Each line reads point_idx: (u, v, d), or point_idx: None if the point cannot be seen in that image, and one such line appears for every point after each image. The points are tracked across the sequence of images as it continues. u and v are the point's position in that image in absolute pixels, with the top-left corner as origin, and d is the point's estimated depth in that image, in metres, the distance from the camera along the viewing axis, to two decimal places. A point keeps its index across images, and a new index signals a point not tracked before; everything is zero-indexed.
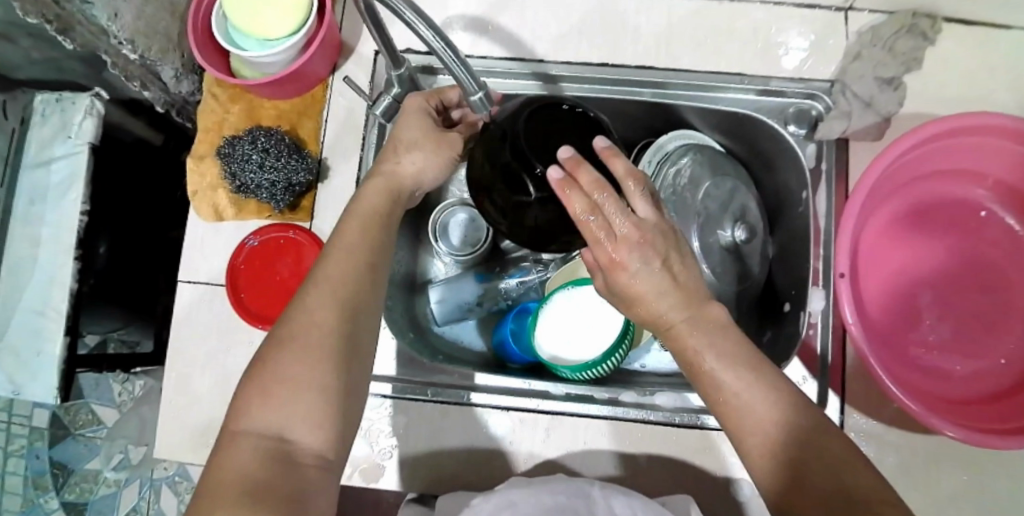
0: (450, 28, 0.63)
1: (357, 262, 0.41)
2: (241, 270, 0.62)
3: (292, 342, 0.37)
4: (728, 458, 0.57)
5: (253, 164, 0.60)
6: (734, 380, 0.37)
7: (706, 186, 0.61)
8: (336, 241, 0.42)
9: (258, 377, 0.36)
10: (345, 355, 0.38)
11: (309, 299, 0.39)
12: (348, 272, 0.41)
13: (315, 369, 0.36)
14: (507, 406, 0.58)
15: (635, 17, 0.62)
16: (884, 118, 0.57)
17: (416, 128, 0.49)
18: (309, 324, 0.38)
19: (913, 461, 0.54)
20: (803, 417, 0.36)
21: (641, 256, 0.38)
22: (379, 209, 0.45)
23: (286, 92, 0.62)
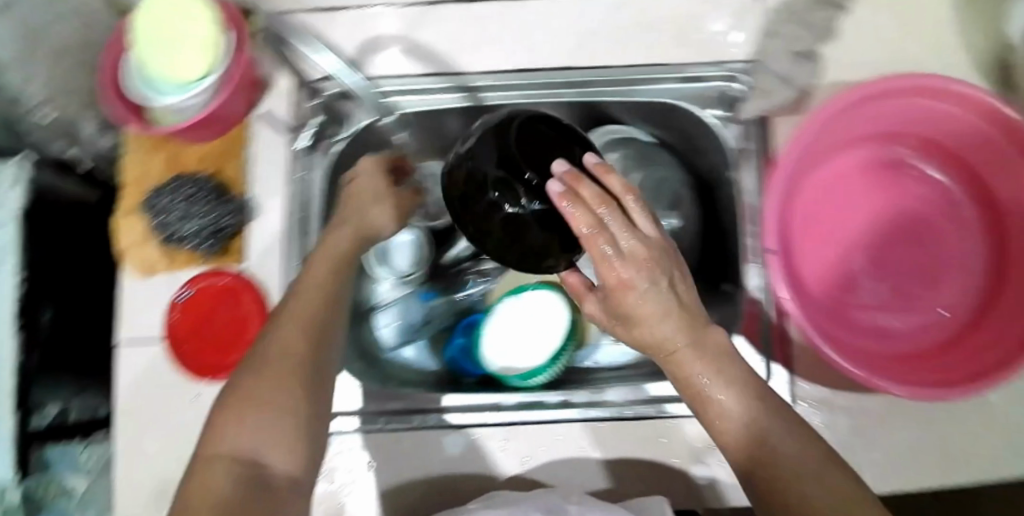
0: (363, 50, 0.61)
1: (323, 297, 0.44)
2: (178, 322, 0.61)
3: (263, 374, 0.39)
4: (700, 449, 0.54)
5: (175, 215, 0.60)
6: (735, 400, 0.36)
7: (634, 178, 0.64)
8: (304, 279, 0.45)
9: (232, 410, 0.38)
10: (311, 384, 0.41)
11: (278, 335, 0.41)
12: (314, 307, 0.43)
13: (286, 401, 0.39)
14: (462, 422, 0.57)
15: (547, 19, 0.61)
16: (800, 91, 0.58)
17: (374, 182, 0.52)
18: (278, 356, 0.40)
19: (868, 427, 0.53)
20: (799, 435, 0.36)
21: (648, 276, 0.33)
22: (348, 249, 0.48)
23: (208, 135, 0.61)
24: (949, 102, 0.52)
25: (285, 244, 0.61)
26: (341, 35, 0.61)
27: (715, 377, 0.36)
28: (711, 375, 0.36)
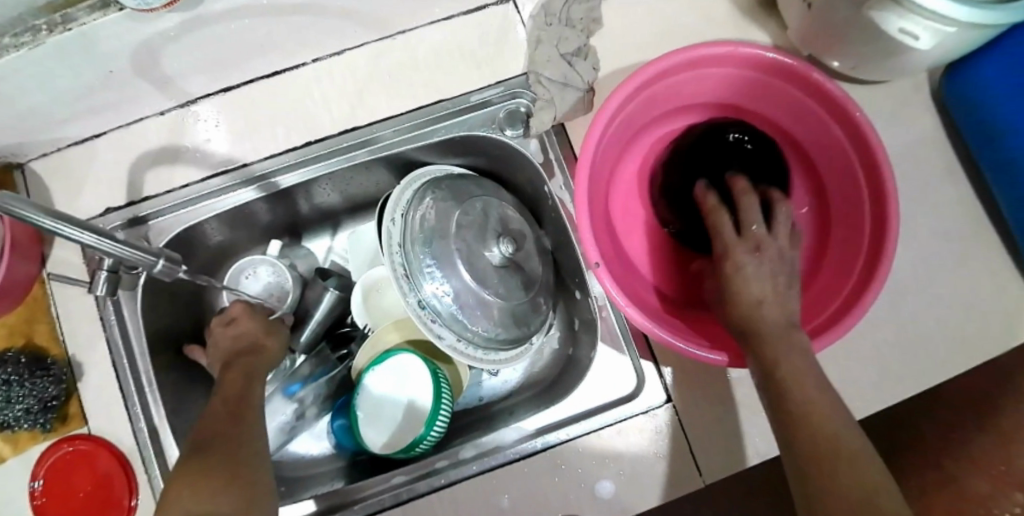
0: (144, 171, 0.59)
1: (247, 406, 0.45)
2: (42, 509, 0.56)
3: (205, 456, 0.37)
4: (589, 465, 0.54)
5: (1, 401, 0.56)
6: (790, 361, 0.40)
7: (456, 216, 0.59)
8: (221, 391, 0.46)
9: (176, 485, 0.34)
10: (249, 464, 0.38)
11: (213, 431, 0.40)
12: (250, 415, 0.44)
13: (228, 473, 0.36)
14: (363, 512, 0.54)
15: (319, 86, 0.60)
16: (586, 88, 0.57)
17: (253, 319, 0.57)
18: (215, 443, 0.39)
19: (738, 397, 0.54)
20: (831, 398, 0.38)
21: (771, 265, 0.46)
22: (255, 360, 0.53)
23: (2, 310, 0.57)
24: (740, 67, 0.56)
25: (122, 394, 0.58)
26: (114, 159, 0.60)
27: (791, 346, 0.41)
28: (777, 338, 0.42)
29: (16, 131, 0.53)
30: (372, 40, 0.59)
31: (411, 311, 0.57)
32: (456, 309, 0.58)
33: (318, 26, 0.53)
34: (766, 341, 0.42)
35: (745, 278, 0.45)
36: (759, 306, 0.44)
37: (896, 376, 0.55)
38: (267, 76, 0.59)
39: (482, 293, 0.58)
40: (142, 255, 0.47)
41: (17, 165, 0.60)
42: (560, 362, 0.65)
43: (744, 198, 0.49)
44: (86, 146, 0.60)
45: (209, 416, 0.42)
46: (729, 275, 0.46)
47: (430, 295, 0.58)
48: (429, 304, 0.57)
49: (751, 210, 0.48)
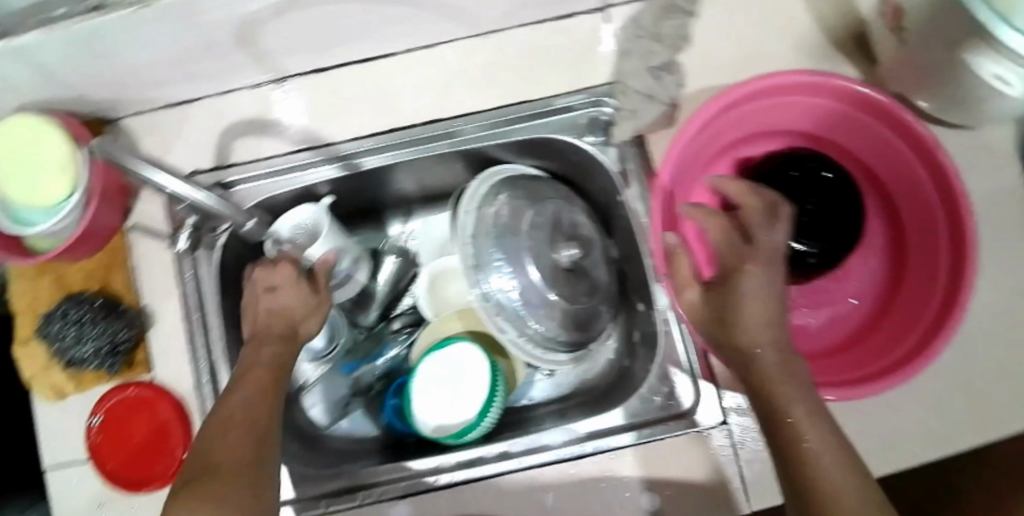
0: (228, 138, 0.61)
1: (268, 392, 0.44)
2: (99, 445, 0.60)
3: (216, 468, 0.37)
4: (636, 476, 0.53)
5: (71, 340, 0.58)
6: (790, 382, 0.38)
7: (529, 215, 0.62)
8: (239, 385, 0.44)
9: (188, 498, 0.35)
10: (256, 475, 0.38)
11: (229, 426, 0.40)
12: (265, 401, 0.43)
13: (236, 492, 0.36)
14: (405, 493, 0.56)
15: (406, 76, 0.61)
16: (669, 104, 0.56)
17: (289, 290, 0.53)
18: (231, 445, 0.39)
19: None
20: (833, 426, 0.35)
21: (765, 274, 0.43)
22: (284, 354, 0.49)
23: (84, 252, 0.59)
24: (831, 99, 0.55)
25: (185, 347, 0.60)
26: (201, 127, 0.61)
27: (790, 361, 0.39)
28: (774, 371, 0.39)
29: (119, 88, 0.56)
30: (462, 36, 0.60)
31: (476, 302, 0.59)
32: (519, 306, 0.60)
33: (413, 17, 0.54)
34: (762, 371, 0.39)
35: (746, 300, 0.42)
36: (761, 329, 0.41)
37: (957, 422, 0.54)
38: (359, 62, 0.60)
39: (547, 293, 0.61)
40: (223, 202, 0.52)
41: (109, 121, 0.63)
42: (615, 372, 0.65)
43: (752, 208, 0.48)
44: (178, 110, 0.61)
45: (217, 412, 0.42)
46: (728, 293, 0.43)
47: (496, 290, 0.59)
48: (494, 298, 0.59)
49: (756, 223, 0.47)
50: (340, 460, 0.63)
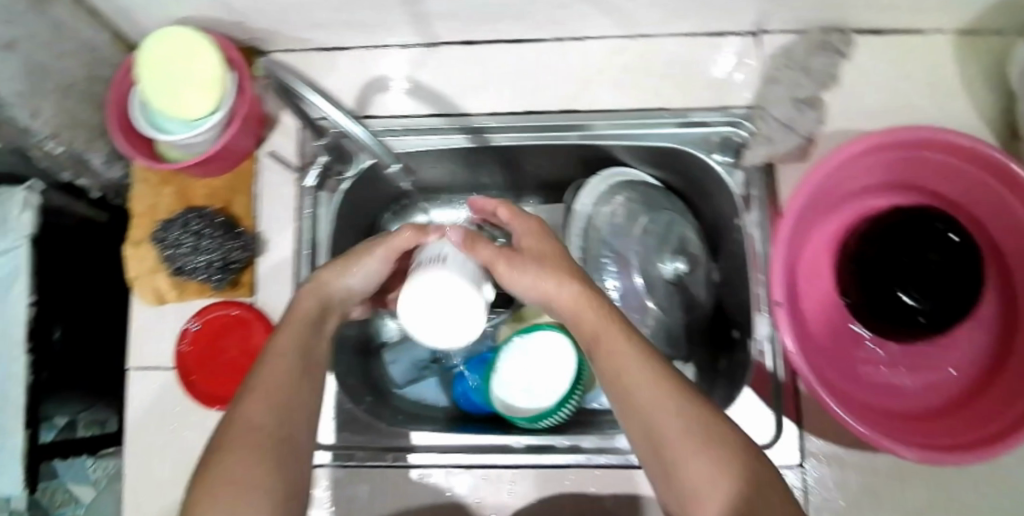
0: (370, 90, 0.63)
1: (292, 360, 0.41)
2: (187, 354, 0.62)
3: (238, 446, 0.36)
4: None
5: (187, 249, 0.59)
6: (648, 397, 0.36)
7: (643, 220, 0.65)
8: (271, 349, 0.42)
9: (205, 488, 0.34)
10: (285, 453, 0.37)
11: (250, 401, 0.39)
12: (289, 371, 0.41)
13: (262, 474, 0.35)
14: (472, 464, 0.61)
15: (551, 63, 0.62)
16: (805, 137, 0.58)
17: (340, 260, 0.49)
18: (253, 423, 0.37)
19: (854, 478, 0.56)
20: (706, 437, 0.35)
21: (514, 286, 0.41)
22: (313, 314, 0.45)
23: (214, 170, 0.62)
24: (975, 165, 0.53)
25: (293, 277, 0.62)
26: (347, 77, 0.63)
27: (659, 386, 0.36)
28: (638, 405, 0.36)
29: (279, 22, 0.58)
30: (614, 35, 0.61)
31: None
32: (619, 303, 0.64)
33: (577, 8, 0.56)
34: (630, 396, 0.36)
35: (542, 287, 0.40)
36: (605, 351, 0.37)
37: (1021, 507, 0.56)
38: (508, 42, 0.62)
39: (645, 298, 0.65)
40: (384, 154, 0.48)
41: (259, 51, 0.65)
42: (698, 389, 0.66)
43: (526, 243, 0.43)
44: (330, 55, 0.64)
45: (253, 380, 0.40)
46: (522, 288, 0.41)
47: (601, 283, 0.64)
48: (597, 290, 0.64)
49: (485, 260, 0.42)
50: (408, 418, 0.67)
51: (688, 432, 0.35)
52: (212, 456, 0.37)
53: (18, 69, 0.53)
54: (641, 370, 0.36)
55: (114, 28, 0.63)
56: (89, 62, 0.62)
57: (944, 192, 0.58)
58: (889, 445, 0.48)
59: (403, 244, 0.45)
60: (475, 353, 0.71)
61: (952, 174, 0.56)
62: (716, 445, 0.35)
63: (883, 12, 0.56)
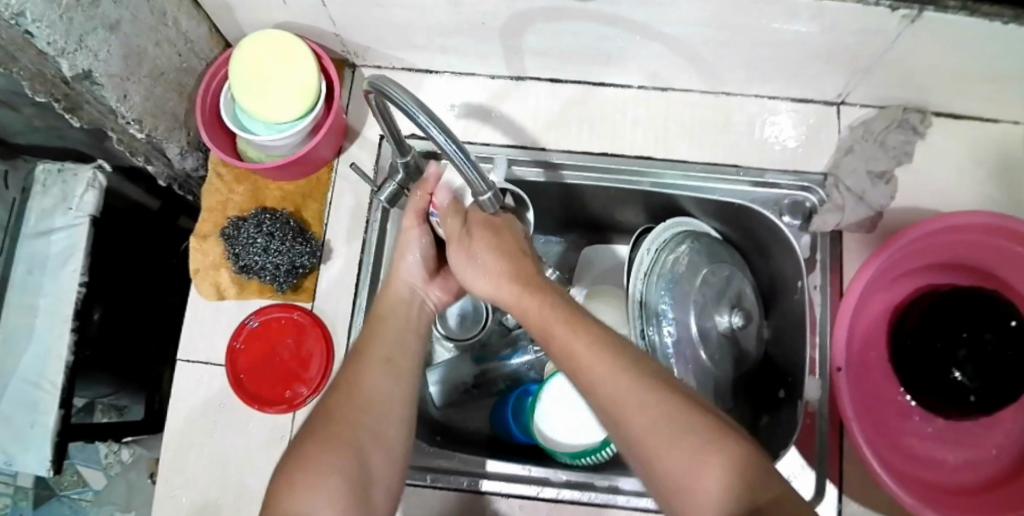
0: (454, 115, 0.66)
1: (375, 358, 0.47)
2: (239, 352, 0.62)
3: (325, 433, 0.42)
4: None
5: (257, 248, 0.61)
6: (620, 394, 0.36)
7: (704, 272, 0.62)
8: (356, 346, 0.49)
9: (290, 467, 0.39)
10: (361, 440, 0.42)
11: (338, 397, 0.44)
12: (376, 371, 0.46)
13: (343, 458, 0.40)
14: (506, 494, 0.60)
15: (632, 109, 0.65)
16: (875, 211, 0.58)
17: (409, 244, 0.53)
18: (336, 412, 0.43)
19: None
20: (660, 411, 0.35)
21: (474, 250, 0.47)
22: (392, 315, 0.51)
23: (292, 175, 0.64)
24: None
25: (355, 286, 0.64)
26: (433, 98, 0.66)
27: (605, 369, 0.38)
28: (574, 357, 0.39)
29: (379, 37, 0.60)
30: (697, 89, 0.64)
31: (634, 340, 0.59)
32: (671, 354, 0.60)
33: (671, 58, 0.58)
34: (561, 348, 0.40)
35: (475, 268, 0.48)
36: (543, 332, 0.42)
37: None
38: (593, 84, 0.65)
39: (698, 351, 0.61)
40: (478, 182, 0.41)
41: (351, 65, 0.68)
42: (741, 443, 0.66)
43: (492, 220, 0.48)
44: (416, 75, 0.67)
45: (341, 371, 0.47)
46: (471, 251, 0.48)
47: (655, 331, 0.60)
48: (650, 337, 0.59)
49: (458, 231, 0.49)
50: (446, 441, 0.67)
51: (659, 433, 0.35)
52: (299, 445, 0.42)
53: (117, 49, 0.53)
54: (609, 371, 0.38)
55: (212, 23, 0.65)
56: (183, 52, 0.62)
57: (1000, 273, 0.58)
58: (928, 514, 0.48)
59: (419, 202, 0.51)
60: (518, 383, 0.72)
61: (1021, 263, 0.56)
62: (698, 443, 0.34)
63: (962, 96, 0.58)
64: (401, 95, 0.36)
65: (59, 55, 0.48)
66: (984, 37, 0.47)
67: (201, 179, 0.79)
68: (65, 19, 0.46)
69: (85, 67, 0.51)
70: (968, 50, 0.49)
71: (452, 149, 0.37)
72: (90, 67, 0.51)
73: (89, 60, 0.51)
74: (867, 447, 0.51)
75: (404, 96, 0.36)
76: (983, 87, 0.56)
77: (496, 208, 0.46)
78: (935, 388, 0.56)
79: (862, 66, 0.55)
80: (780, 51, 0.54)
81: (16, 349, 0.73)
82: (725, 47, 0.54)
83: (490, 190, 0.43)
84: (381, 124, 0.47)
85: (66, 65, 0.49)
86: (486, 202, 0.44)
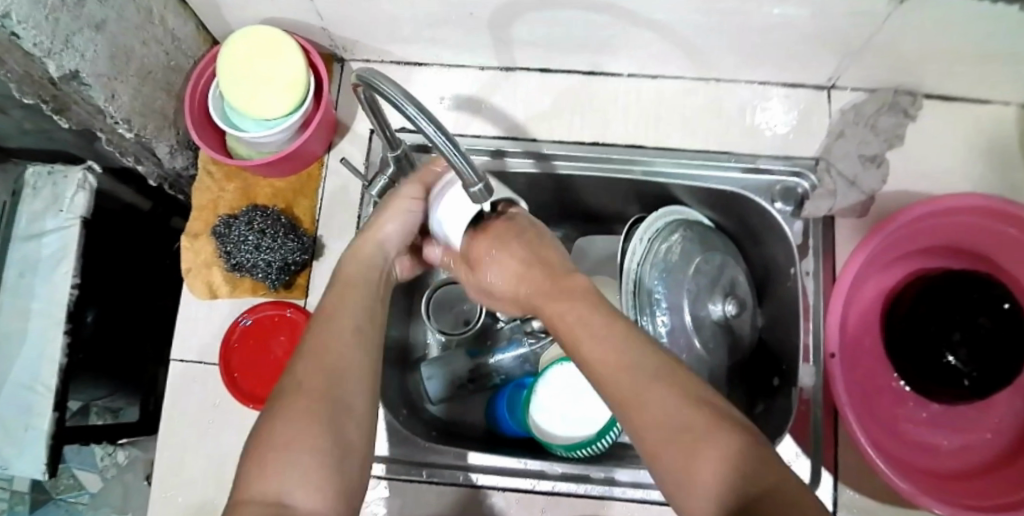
0: (444, 107, 0.65)
1: (341, 325, 0.44)
2: (233, 350, 0.61)
3: (293, 406, 0.38)
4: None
5: (249, 245, 0.60)
6: (633, 384, 0.36)
7: (698, 261, 0.62)
8: (322, 313, 0.46)
9: (261, 447, 0.36)
10: (333, 410, 0.39)
11: (303, 370, 0.41)
12: (342, 338, 0.43)
13: (315, 432, 0.37)
14: (503, 487, 0.60)
15: (623, 98, 0.64)
16: (868, 195, 0.59)
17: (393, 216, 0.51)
18: (303, 382, 0.40)
19: None
20: (676, 402, 0.35)
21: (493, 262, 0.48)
22: (356, 282, 0.48)
23: (282, 171, 0.64)
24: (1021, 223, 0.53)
25: None
26: (422, 92, 0.66)
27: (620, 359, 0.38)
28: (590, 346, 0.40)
29: (367, 31, 0.60)
30: (687, 77, 0.64)
31: None
32: (665, 343, 0.60)
33: (660, 46, 0.58)
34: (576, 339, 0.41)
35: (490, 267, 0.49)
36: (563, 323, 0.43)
37: None
38: (583, 73, 0.65)
39: (693, 340, 0.60)
40: (469, 173, 0.40)
41: (339, 60, 0.68)
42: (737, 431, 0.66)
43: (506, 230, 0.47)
44: (405, 69, 0.66)
45: (304, 339, 0.44)
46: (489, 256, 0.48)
47: (649, 321, 0.60)
48: (643, 327, 0.59)
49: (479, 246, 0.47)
50: (441, 435, 0.67)
51: (672, 423, 0.34)
52: (268, 420, 0.38)
53: (103, 48, 0.53)
54: (630, 373, 0.37)
55: (199, 20, 0.64)
56: (170, 50, 0.62)
57: (993, 256, 0.58)
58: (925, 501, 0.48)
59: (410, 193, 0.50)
60: (513, 376, 0.71)
61: (1014, 246, 0.56)
62: (702, 437, 0.33)
63: (951, 78, 0.58)
64: (388, 85, 0.36)
65: (46, 56, 0.48)
66: (974, 18, 0.47)
67: (191, 178, 0.78)
68: (50, 19, 0.46)
69: (72, 67, 0.51)
70: (957, 31, 0.49)
71: (442, 139, 0.36)
72: (76, 68, 0.51)
73: (76, 60, 0.51)
74: (862, 433, 0.50)
75: (391, 86, 0.36)
76: (972, 69, 0.56)
77: (490, 203, 0.44)
78: (930, 373, 0.56)
79: (852, 50, 0.55)
80: (769, 37, 0.54)
81: (9, 354, 0.72)
82: (715, 34, 0.54)
83: (481, 183, 0.41)
84: (370, 119, 0.47)
85: (53, 66, 0.49)
86: (476, 194, 0.42)
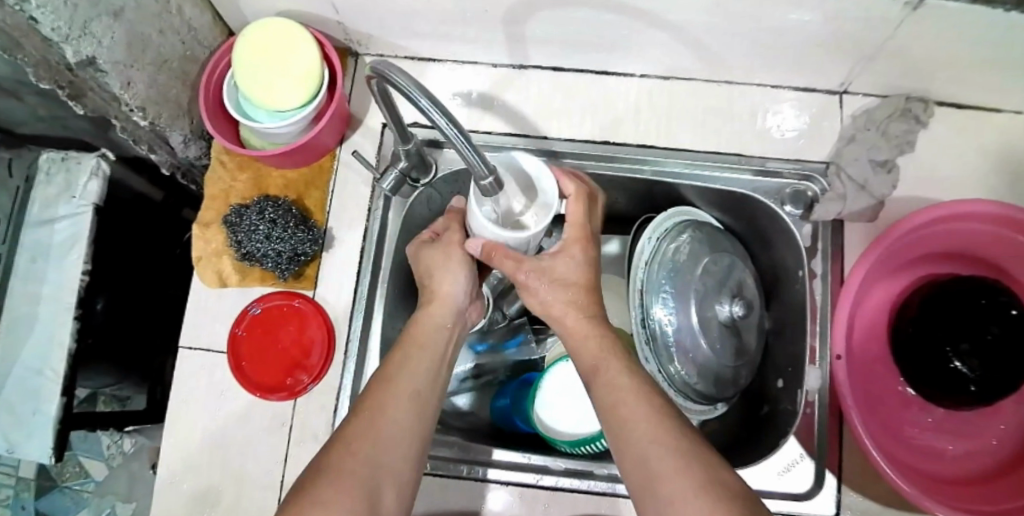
0: (457, 102, 0.66)
1: (403, 392, 0.42)
2: (241, 338, 0.62)
3: (337, 467, 0.37)
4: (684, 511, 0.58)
5: (259, 235, 0.61)
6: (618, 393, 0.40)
7: (705, 261, 0.62)
8: (383, 372, 0.44)
9: (305, 491, 0.36)
10: (376, 477, 0.38)
11: (353, 428, 0.40)
12: (399, 404, 0.42)
13: (354, 492, 0.35)
14: (506, 481, 0.60)
15: (637, 97, 0.65)
16: (878, 201, 0.59)
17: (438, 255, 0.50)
18: (356, 443, 0.39)
19: None
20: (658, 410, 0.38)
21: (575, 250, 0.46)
22: (426, 350, 0.46)
23: (295, 162, 0.64)
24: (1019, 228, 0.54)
25: (357, 269, 0.64)
26: (436, 87, 0.66)
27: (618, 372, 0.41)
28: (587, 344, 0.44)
29: (383, 26, 0.61)
30: (699, 79, 0.64)
31: (634, 327, 0.60)
32: (672, 343, 0.60)
33: (672, 46, 0.58)
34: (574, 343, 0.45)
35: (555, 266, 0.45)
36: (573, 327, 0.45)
37: None
38: (596, 73, 0.65)
39: (698, 342, 0.60)
40: (478, 165, 0.37)
41: (354, 54, 0.68)
42: (739, 430, 0.67)
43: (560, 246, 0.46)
44: (419, 64, 0.67)
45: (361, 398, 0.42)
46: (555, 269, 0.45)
47: (656, 320, 0.60)
48: (651, 326, 0.60)
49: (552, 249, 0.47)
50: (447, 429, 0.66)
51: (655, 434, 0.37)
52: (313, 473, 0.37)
53: (121, 36, 0.53)
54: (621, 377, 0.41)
55: (216, 11, 0.65)
56: (186, 40, 0.62)
57: (1000, 264, 0.58)
58: (920, 498, 0.48)
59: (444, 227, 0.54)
60: (518, 372, 0.73)
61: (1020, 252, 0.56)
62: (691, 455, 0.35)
63: (963, 85, 0.58)
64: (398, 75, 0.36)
65: (63, 41, 0.48)
66: (986, 27, 0.47)
67: (204, 167, 0.79)
68: (70, 4, 0.46)
69: (89, 53, 0.51)
70: (969, 39, 0.49)
71: (452, 132, 0.36)
72: (94, 54, 0.52)
73: (93, 47, 0.51)
74: (863, 431, 0.51)
75: (402, 77, 0.36)
76: (985, 75, 0.56)
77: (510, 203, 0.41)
78: (935, 377, 0.56)
79: (864, 54, 0.55)
80: (781, 39, 0.54)
81: (19, 338, 0.73)
82: (726, 36, 0.55)
83: (492, 175, 0.39)
84: (383, 112, 0.47)
85: (70, 52, 0.50)
86: (488, 188, 0.41)
